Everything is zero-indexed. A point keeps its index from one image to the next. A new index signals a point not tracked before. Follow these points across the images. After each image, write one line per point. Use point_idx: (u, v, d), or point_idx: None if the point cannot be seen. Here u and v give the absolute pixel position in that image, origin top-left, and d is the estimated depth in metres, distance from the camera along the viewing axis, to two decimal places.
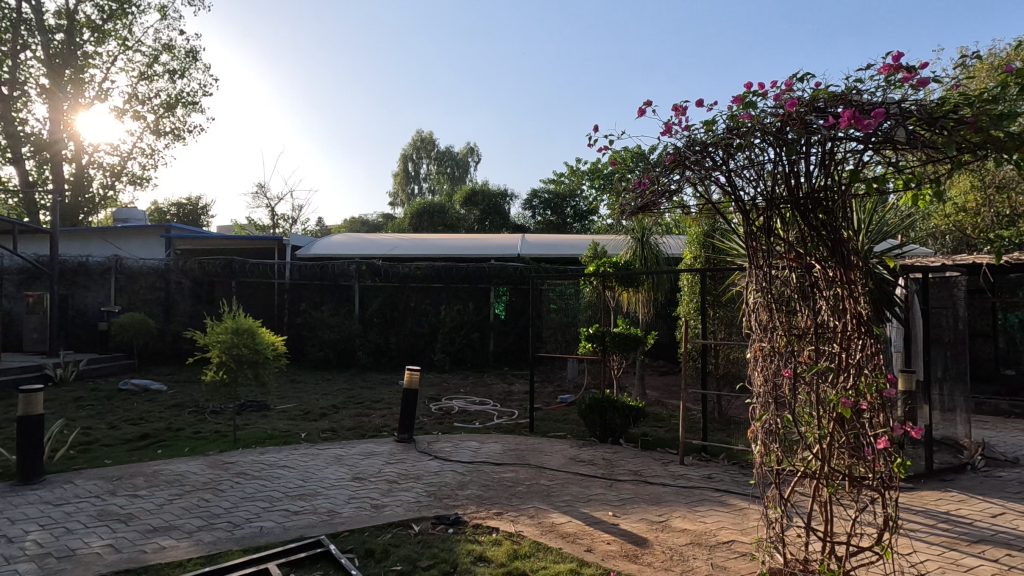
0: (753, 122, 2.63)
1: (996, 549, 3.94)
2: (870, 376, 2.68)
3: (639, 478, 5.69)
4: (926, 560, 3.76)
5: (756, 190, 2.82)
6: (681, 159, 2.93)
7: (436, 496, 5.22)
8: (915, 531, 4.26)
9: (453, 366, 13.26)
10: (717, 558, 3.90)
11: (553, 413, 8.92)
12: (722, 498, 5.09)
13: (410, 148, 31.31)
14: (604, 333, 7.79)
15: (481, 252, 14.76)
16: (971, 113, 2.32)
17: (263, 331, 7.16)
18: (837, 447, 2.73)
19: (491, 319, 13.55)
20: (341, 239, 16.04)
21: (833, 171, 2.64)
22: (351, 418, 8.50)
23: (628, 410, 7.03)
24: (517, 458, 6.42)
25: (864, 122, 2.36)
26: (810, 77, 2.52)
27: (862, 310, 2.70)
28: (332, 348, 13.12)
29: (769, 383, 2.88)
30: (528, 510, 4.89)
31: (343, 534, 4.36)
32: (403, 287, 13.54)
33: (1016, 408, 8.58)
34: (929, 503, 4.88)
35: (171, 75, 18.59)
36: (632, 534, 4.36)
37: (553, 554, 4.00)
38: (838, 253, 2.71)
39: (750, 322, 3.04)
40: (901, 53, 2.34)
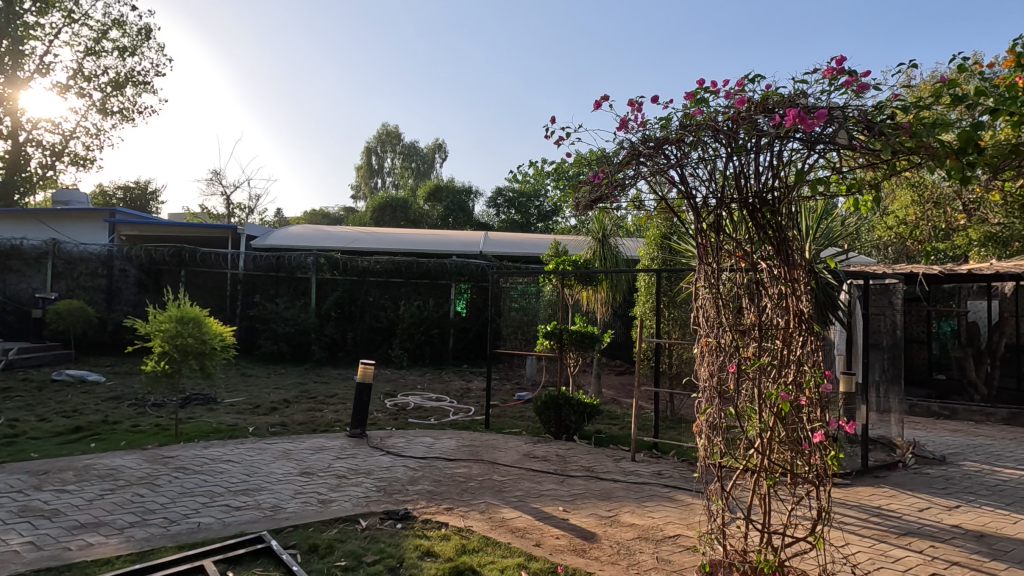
0: (705, 119, 2.69)
1: (921, 541, 4.15)
2: (810, 373, 2.76)
3: (590, 474, 5.76)
4: (858, 551, 3.92)
5: (708, 189, 2.88)
6: (635, 155, 2.97)
7: (386, 491, 5.14)
8: (848, 525, 4.44)
9: (411, 363, 13.10)
10: (662, 552, 3.96)
11: (509, 410, 8.94)
12: (670, 493, 5.19)
13: (374, 140, 30.79)
14: (562, 330, 7.82)
15: (443, 248, 14.66)
16: (904, 120, 2.44)
17: (210, 321, 6.88)
18: (778, 442, 2.80)
19: (452, 316, 13.45)
20: (299, 230, 15.62)
21: (781, 174, 2.70)
22: (302, 413, 8.28)
23: (583, 407, 7.11)
24: (471, 454, 6.38)
25: (808, 121, 2.43)
26: (761, 79, 2.60)
27: (804, 308, 2.78)
28: (285, 341, 12.76)
29: (715, 378, 2.95)
30: (479, 505, 4.86)
31: (287, 529, 4.23)
32: (362, 280, 13.31)
33: (946, 410, 9.05)
34: (863, 498, 5.10)
35: (121, 52, 17.65)
36: (581, 529, 4.40)
37: (502, 549, 3.99)
38: (783, 252, 2.78)
39: (698, 319, 3.11)
40: (844, 57, 2.42)
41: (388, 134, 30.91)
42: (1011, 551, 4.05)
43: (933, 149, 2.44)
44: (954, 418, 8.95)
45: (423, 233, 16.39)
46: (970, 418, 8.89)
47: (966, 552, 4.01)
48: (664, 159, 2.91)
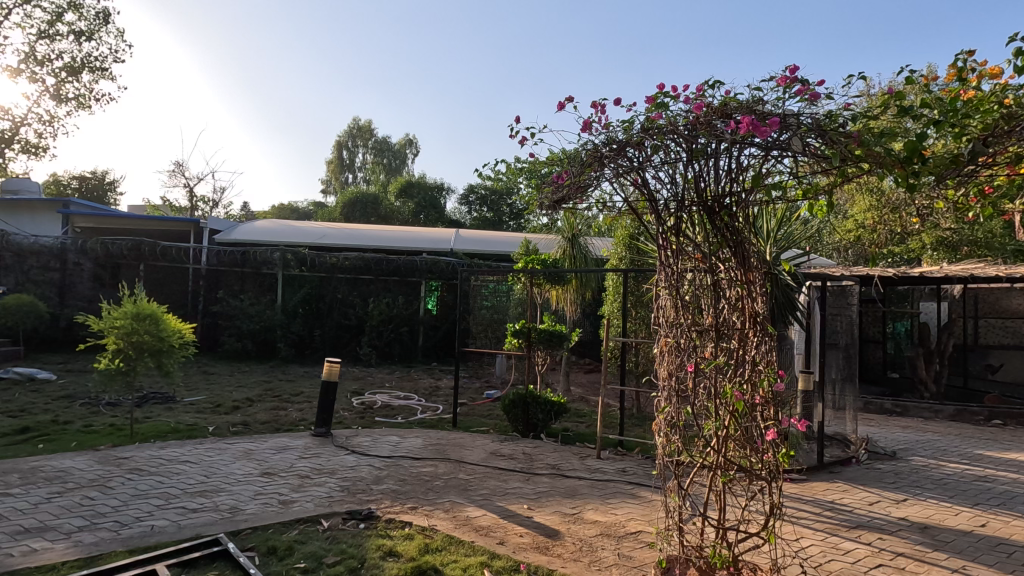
0: (666, 123, 2.74)
1: (870, 534, 4.32)
2: (764, 373, 2.84)
3: (556, 472, 5.80)
4: (810, 545, 4.06)
5: (669, 192, 2.93)
6: (596, 157, 3.00)
7: (350, 490, 5.08)
8: (803, 519, 4.58)
9: (380, 360, 12.97)
10: (623, 548, 4.03)
11: (478, 408, 8.93)
12: (634, 490, 5.27)
13: (345, 135, 30.29)
14: (530, 329, 7.84)
15: (413, 245, 14.54)
16: (854, 130, 2.53)
17: (167, 318, 6.66)
18: (733, 440, 2.87)
19: (422, 313, 13.35)
20: (265, 225, 15.28)
21: (739, 179, 2.77)
22: (266, 412, 8.11)
23: (550, 405, 7.14)
24: (437, 453, 6.36)
25: (760, 128, 2.50)
26: (720, 85, 2.65)
27: (758, 309, 2.86)
28: (250, 338, 12.52)
29: (674, 377, 3.01)
30: (444, 504, 4.84)
31: (245, 532, 4.14)
32: (330, 277, 13.10)
33: (898, 407, 9.41)
34: (818, 493, 5.27)
35: (76, 36, 16.89)
36: (545, 526, 4.43)
37: (465, 547, 3.99)
38: (740, 254, 2.85)
39: (658, 319, 3.16)
40: (796, 67, 2.49)
41: (360, 129, 30.41)
42: (952, 541, 4.25)
43: (880, 157, 2.54)
44: (906, 415, 9.31)
45: (393, 230, 16.23)
46: (920, 414, 9.27)
47: (911, 543, 4.19)
48: (625, 161, 2.94)
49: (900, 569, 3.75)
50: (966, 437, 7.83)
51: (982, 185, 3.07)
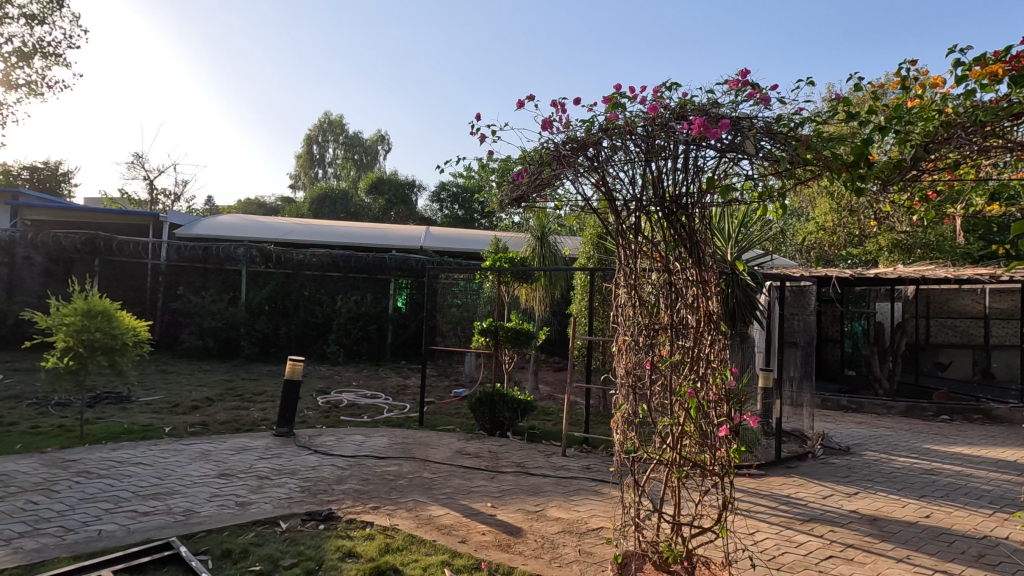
0: (623, 124, 2.77)
1: (822, 526, 4.46)
2: (717, 371, 2.90)
3: (521, 470, 5.82)
4: (765, 538, 4.17)
5: (628, 192, 2.95)
6: (556, 156, 3.02)
7: (311, 491, 4.99)
8: (759, 513, 4.70)
9: (347, 359, 12.81)
10: (585, 545, 4.06)
11: (445, 407, 8.90)
12: (597, 486, 5.33)
13: (316, 129, 29.78)
14: (497, 327, 7.87)
15: (383, 242, 14.38)
16: (803, 134, 2.61)
17: (122, 315, 6.43)
18: (688, 437, 2.93)
19: (391, 311, 13.22)
20: (229, 220, 14.89)
21: (695, 179, 2.82)
22: (226, 412, 7.91)
23: (516, 403, 7.17)
24: (402, 452, 6.30)
25: (711, 131, 2.55)
26: (677, 87, 2.69)
27: (713, 308, 2.91)
28: (211, 336, 12.18)
29: (632, 375, 3.06)
30: (406, 503, 4.81)
31: (198, 535, 4.03)
32: (297, 274, 12.85)
33: (853, 403, 9.73)
34: (775, 488, 5.41)
35: (28, 20, 16.11)
36: (508, 524, 4.43)
37: (426, 547, 3.96)
38: (696, 254, 2.91)
39: (617, 318, 3.20)
40: (748, 70, 2.55)
41: (330, 123, 29.84)
42: (898, 532, 4.42)
43: (828, 161, 2.61)
44: (860, 411, 9.64)
45: (363, 226, 16.01)
46: (874, 411, 9.60)
47: (860, 535, 4.34)
48: (585, 160, 2.96)
49: (849, 559, 3.89)
50: (916, 432, 8.15)
51: (925, 190, 3.21)
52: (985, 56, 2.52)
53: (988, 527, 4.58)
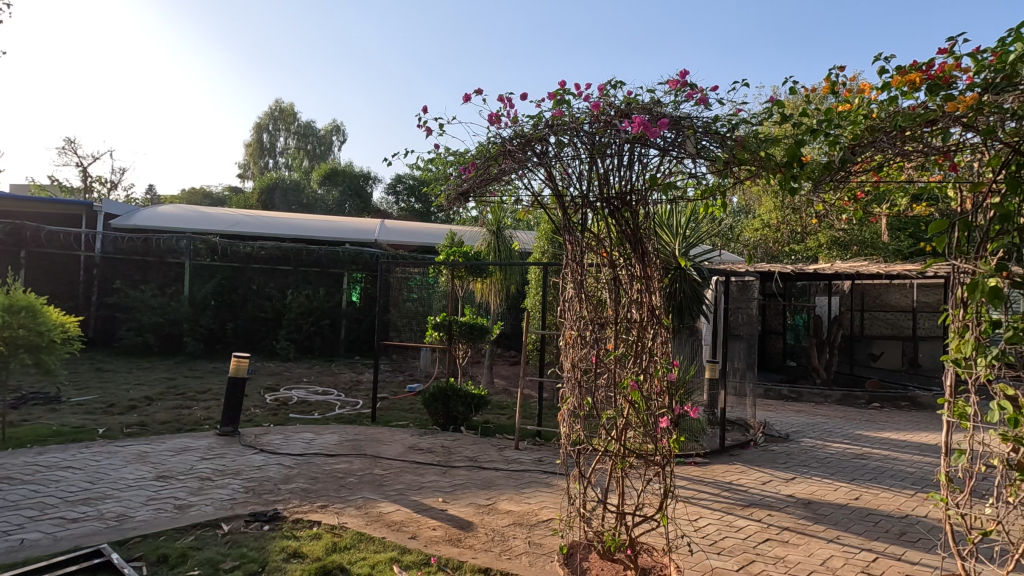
0: (567, 120, 2.79)
1: (761, 511, 4.66)
2: (659, 364, 2.98)
3: (473, 464, 5.83)
4: (707, 524, 4.33)
5: (575, 187, 2.98)
6: (503, 151, 3.03)
7: (255, 492, 4.84)
8: (703, 500, 4.87)
9: (298, 354, 12.49)
10: (534, 536, 4.11)
11: (398, 403, 8.81)
12: (548, 478, 5.39)
13: (266, 117, 28.69)
14: (451, 322, 7.83)
15: (336, 235, 14.07)
16: (738, 136, 2.70)
17: (48, 309, 6.04)
18: (632, 428, 3.00)
19: (345, 305, 12.97)
20: (171, 211, 14.21)
21: (640, 176, 2.87)
22: (166, 411, 7.56)
23: (471, 398, 7.16)
24: (353, 449, 6.19)
25: (650, 129, 2.62)
26: (621, 85, 2.73)
27: (656, 303, 2.98)
28: (152, 332, 11.62)
29: (578, 368, 3.09)
30: (356, 501, 4.73)
31: (133, 540, 3.85)
32: (244, 267, 12.39)
33: (794, 393, 10.20)
34: (718, 475, 5.61)
35: None
36: (459, 518, 4.44)
37: (375, 544, 3.92)
38: (639, 251, 2.97)
39: (565, 312, 3.23)
40: (687, 72, 2.61)
41: (281, 111, 28.77)
42: (830, 514, 4.67)
43: (765, 162, 2.73)
44: (800, 400, 10.13)
45: (315, 218, 15.57)
46: (812, 399, 10.10)
47: (795, 518, 4.56)
48: (532, 155, 2.98)
49: (784, 541, 4.08)
50: (849, 419, 8.62)
51: (854, 190, 3.38)
52: (904, 66, 2.67)
53: (910, 506, 4.90)
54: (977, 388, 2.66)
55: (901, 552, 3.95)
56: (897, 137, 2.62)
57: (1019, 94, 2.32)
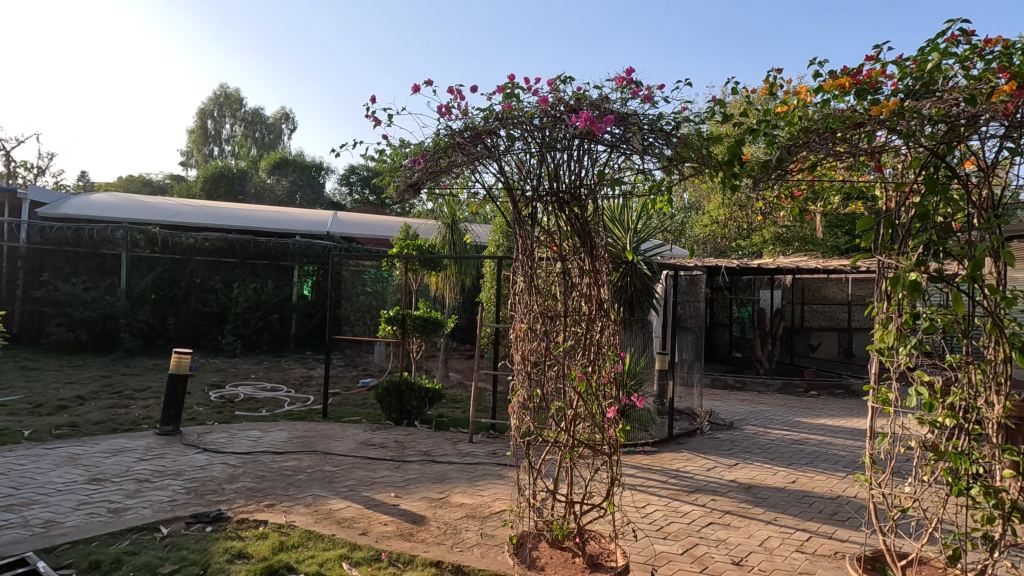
0: (516, 113, 2.80)
1: (705, 496, 4.85)
2: (606, 355, 3.06)
3: (426, 458, 5.80)
4: (655, 510, 4.47)
5: (524, 181, 3.00)
6: (453, 143, 3.01)
7: (197, 492, 4.66)
8: (651, 487, 5.03)
9: (246, 350, 12.07)
10: (487, 528, 4.14)
11: (351, 398, 8.66)
12: (501, 471, 5.43)
13: (210, 102, 27.44)
14: (405, 316, 7.73)
15: (285, 227, 13.66)
16: (682, 134, 2.79)
17: None
18: (581, 419, 3.06)
19: (295, 299, 12.62)
20: (106, 199, 13.41)
21: (589, 170, 2.92)
22: (100, 411, 7.17)
23: (424, 392, 7.11)
24: (302, 446, 6.05)
25: (597, 125, 2.66)
26: (571, 81, 2.76)
27: (604, 296, 3.05)
28: (85, 328, 10.95)
29: (528, 361, 3.11)
30: (305, 498, 4.63)
31: (62, 547, 3.65)
32: (186, 259, 11.85)
33: (738, 382, 10.62)
34: (666, 463, 5.80)
35: None
36: (411, 513, 4.42)
37: (324, 542, 3.85)
38: (588, 246, 3.02)
39: (515, 305, 3.24)
40: (633, 69, 2.66)
41: (227, 97, 27.60)
42: (769, 497, 4.91)
43: (708, 160, 2.84)
44: (744, 389, 10.56)
45: (263, 209, 15.04)
46: (755, 388, 10.54)
47: (737, 502, 4.77)
48: (482, 149, 2.97)
49: (726, 525, 4.26)
50: (789, 407, 9.06)
51: (790, 188, 3.55)
52: (835, 71, 2.81)
53: (841, 488, 5.21)
54: (898, 374, 2.85)
55: (831, 530, 4.20)
56: (829, 139, 2.76)
57: (935, 101, 2.50)
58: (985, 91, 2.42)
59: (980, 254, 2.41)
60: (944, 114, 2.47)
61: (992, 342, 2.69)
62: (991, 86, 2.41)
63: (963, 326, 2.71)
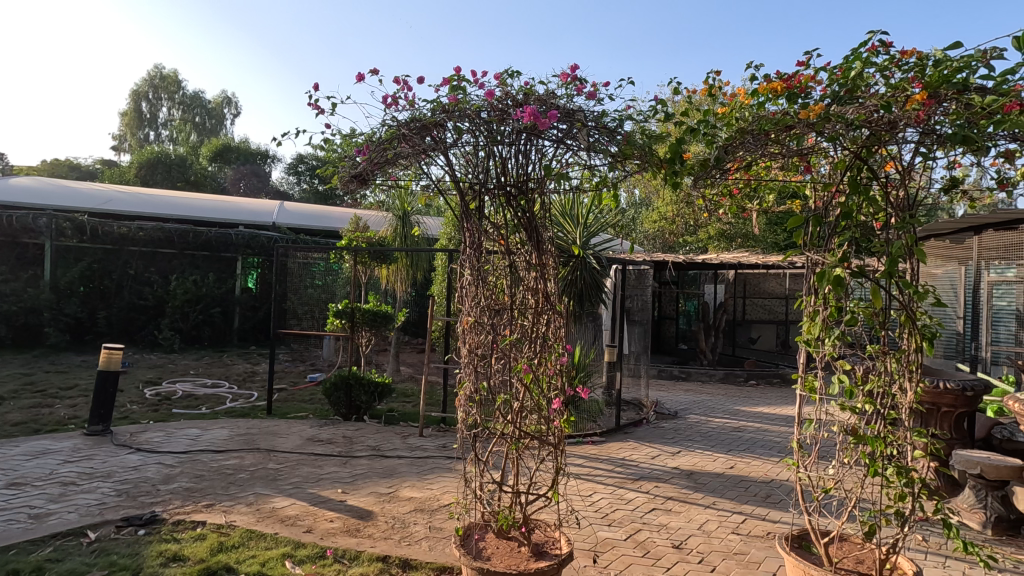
0: (462, 107, 2.79)
1: (649, 484, 5.02)
2: (552, 347, 3.11)
3: (375, 453, 5.73)
4: (601, 498, 4.59)
5: (472, 173, 2.99)
6: (399, 134, 2.98)
7: (129, 494, 4.44)
8: (598, 476, 5.15)
9: (185, 345, 11.54)
10: (435, 521, 4.14)
11: (298, 393, 8.44)
12: (451, 464, 5.44)
13: (144, 83, 25.84)
14: (354, 309, 7.58)
15: (228, 217, 13.10)
16: (625, 132, 2.85)
17: None
18: (527, 411, 3.11)
19: (238, 291, 12.17)
20: (27, 184, 12.45)
21: (535, 165, 2.94)
22: (21, 411, 6.69)
23: (374, 387, 7.00)
24: (245, 444, 5.86)
25: (541, 120, 2.70)
26: (518, 76, 2.77)
27: (551, 289, 3.09)
28: (3, 322, 10.16)
29: (475, 353, 3.11)
30: (246, 497, 4.49)
31: None
32: (118, 249, 11.18)
33: (683, 373, 11.01)
34: (613, 452, 5.95)
35: None
36: (358, 508, 4.36)
37: (266, 541, 3.75)
38: (534, 240, 3.05)
39: (462, 298, 3.23)
40: (577, 66, 2.69)
41: (163, 79, 26.03)
42: (708, 482, 5.13)
43: (650, 158, 2.93)
44: (689, 379, 10.95)
45: (204, 197, 14.36)
46: (700, 378, 10.95)
47: (679, 488, 4.96)
48: (429, 141, 2.94)
49: (667, 510, 4.43)
50: (730, 396, 9.46)
51: (729, 187, 3.68)
52: (770, 75, 2.93)
53: (774, 472, 5.50)
54: (823, 364, 3.02)
55: (764, 512, 4.43)
56: (762, 140, 2.89)
57: (858, 106, 2.65)
58: (901, 99, 2.57)
59: (897, 251, 2.58)
60: (865, 119, 2.63)
61: (905, 333, 2.89)
62: (906, 94, 2.55)
63: (881, 318, 2.90)
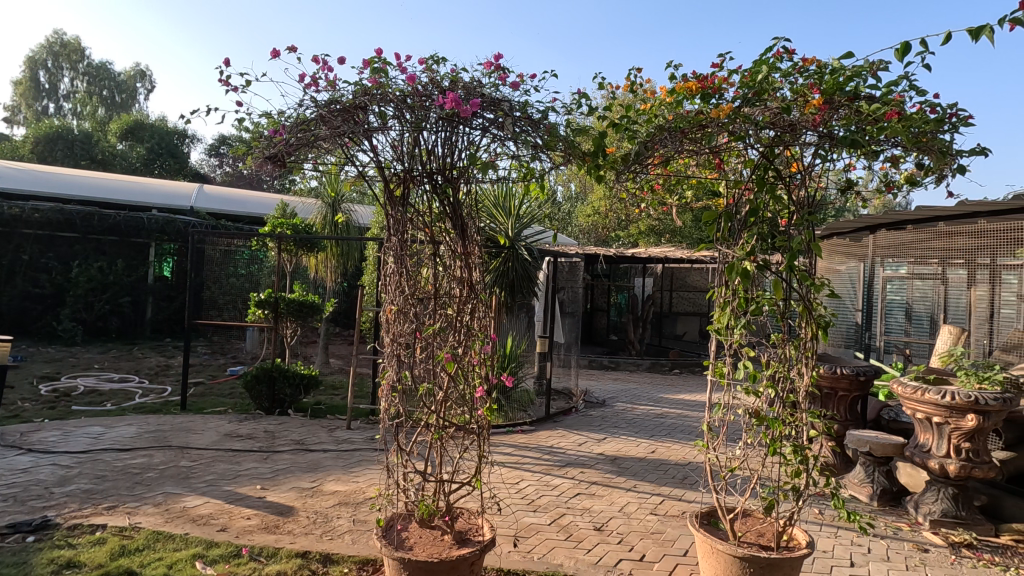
0: (384, 90, 2.73)
1: (575, 469, 5.15)
2: (476, 337, 3.11)
3: (299, 447, 5.55)
4: (528, 485, 4.67)
5: (395, 158, 2.93)
6: (319, 115, 2.87)
7: (16, 499, 4.06)
8: (526, 464, 5.24)
9: (89, 338, 10.69)
10: (359, 514, 4.07)
11: (216, 388, 8.02)
12: (378, 456, 5.35)
13: (41, 49, 23.53)
14: (278, 299, 7.26)
15: (139, 199, 12.17)
16: (549, 123, 2.88)
17: None
18: (451, 400, 3.10)
19: (151, 280, 11.31)
20: None
21: (460, 153, 2.92)
22: None
23: (299, 379, 6.76)
24: (155, 441, 5.50)
25: (464, 107, 2.68)
26: (443, 62, 2.73)
27: (475, 279, 3.08)
28: None
29: (398, 343, 3.05)
30: (154, 497, 4.22)
31: None
32: (9, 231, 10.24)
33: (612, 362, 11.40)
34: (542, 440, 6.06)
35: None
36: (278, 505, 4.20)
37: (175, 542, 3.54)
38: (459, 228, 3.03)
39: (384, 287, 3.16)
40: (501, 54, 2.69)
41: (64, 47, 23.86)
42: (631, 467, 5.34)
43: (571, 149, 2.99)
44: (617, 369, 11.35)
45: (114, 177, 13.27)
46: (627, 368, 11.37)
47: (603, 473, 5.13)
48: (351, 124, 2.85)
49: (591, 494, 4.58)
50: (655, 385, 9.89)
51: (651, 183, 3.80)
52: (686, 75, 3.05)
53: (691, 455, 5.80)
54: (731, 352, 3.20)
55: (681, 493, 4.66)
56: (678, 137, 3.02)
57: (764, 108, 2.82)
58: (801, 103, 2.76)
59: (797, 245, 2.78)
60: (770, 120, 2.81)
61: (803, 322, 3.11)
62: (805, 99, 2.75)
63: (783, 309, 3.11)
